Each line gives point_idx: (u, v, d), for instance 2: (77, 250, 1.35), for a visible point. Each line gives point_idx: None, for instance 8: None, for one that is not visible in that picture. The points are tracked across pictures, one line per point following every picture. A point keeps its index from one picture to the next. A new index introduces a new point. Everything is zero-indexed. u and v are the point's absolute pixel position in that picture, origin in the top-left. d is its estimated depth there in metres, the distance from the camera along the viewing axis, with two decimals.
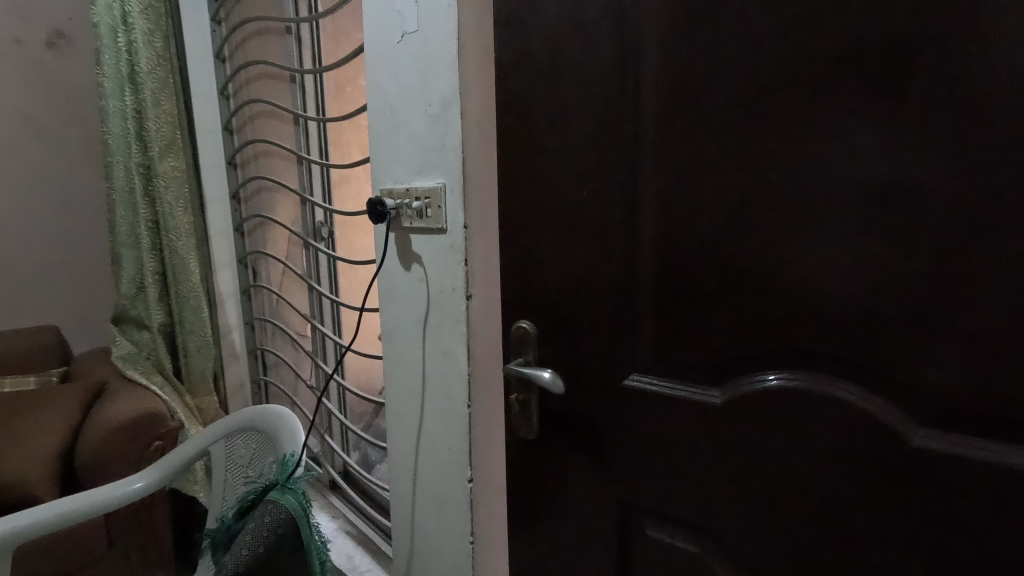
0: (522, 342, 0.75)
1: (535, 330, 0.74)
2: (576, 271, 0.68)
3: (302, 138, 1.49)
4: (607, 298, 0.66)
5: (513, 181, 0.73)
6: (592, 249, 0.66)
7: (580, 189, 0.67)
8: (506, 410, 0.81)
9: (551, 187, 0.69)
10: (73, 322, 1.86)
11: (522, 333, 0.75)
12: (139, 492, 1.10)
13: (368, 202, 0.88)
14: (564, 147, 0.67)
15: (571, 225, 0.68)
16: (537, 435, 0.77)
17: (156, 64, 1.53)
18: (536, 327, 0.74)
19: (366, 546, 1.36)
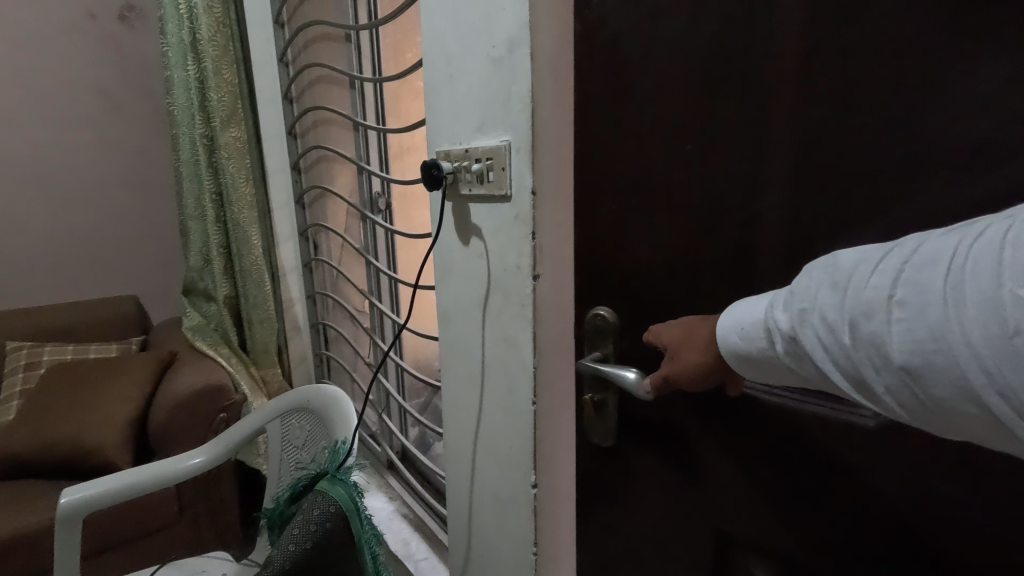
0: (598, 332, 0.60)
1: (616, 318, 0.58)
2: (669, 246, 0.52)
3: (359, 103, 1.40)
4: (712, 284, 0.50)
5: (585, 132, 0.58)
6: (692, 217, 0.50)
7: (676, 139, 0.50)
8: (577, 413, 0.67)
9: (635, 138, 0.54)
10: (151, 292, 1.93)
11: (600, 322, 0.59)
12: (196, 470, 1.06)
13: (422, 166, 0.77)
14: (656, 84, 0.51)
15: (664, 187, 0.52)
16: (614, 444, 0.63)
17: (216, 30, 1.49)
18: (617, 314, 0.58)
19: (422, 532, 1.31)
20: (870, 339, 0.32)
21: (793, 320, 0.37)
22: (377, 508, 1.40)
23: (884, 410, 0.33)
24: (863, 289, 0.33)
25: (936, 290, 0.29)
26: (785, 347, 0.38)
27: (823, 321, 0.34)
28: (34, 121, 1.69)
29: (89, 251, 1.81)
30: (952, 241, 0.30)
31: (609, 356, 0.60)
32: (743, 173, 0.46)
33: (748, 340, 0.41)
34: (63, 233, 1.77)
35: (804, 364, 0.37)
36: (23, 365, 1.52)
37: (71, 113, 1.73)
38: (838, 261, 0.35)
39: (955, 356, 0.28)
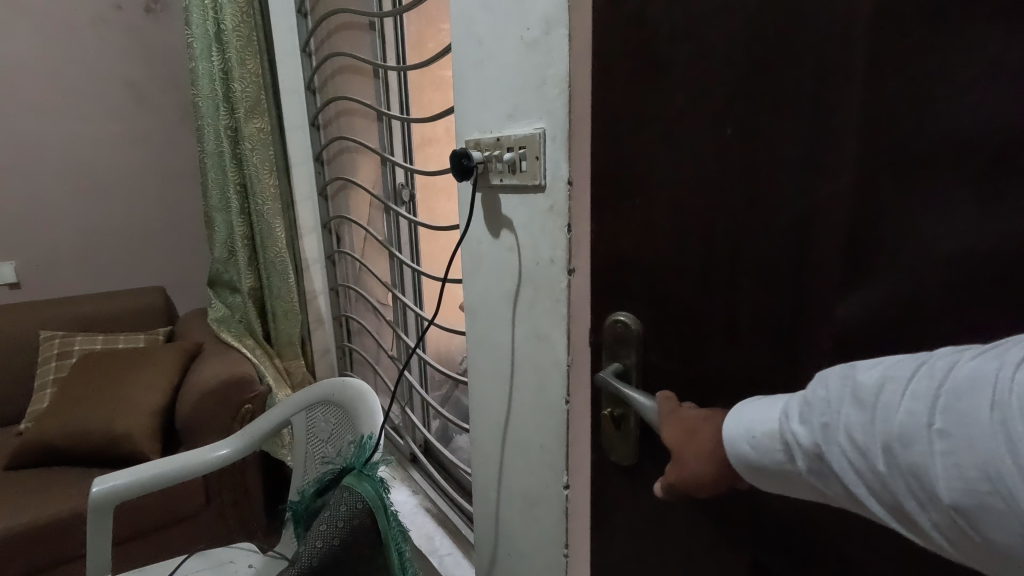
0: (619, 342, 0.55)
1: (636, 328, 0.53)
2: (700, 244, 0.47)
3: (383, 93, 1.38)
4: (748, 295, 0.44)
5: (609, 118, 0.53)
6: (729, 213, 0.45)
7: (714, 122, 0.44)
8: (596, 422, 0.63)
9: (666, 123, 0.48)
10: (177, 283, 1.96)
11: (621, 330, 0.55)
12: (224, 461, 1.06)
13: (452, 155, 0.74)
14: (690, 62, 0.45)
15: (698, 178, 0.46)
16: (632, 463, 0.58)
17: (240, 21, 1.49)
18: (639, 323, 0.53)
19: (446, 527, 1.30)
20: (910, 470, 0.27)
21: (812, 435, 0.32)
22: (400, 501, 1.40)
23: (925, 543, 0.29)
24: (894, 413, 0.28)
25: (987, 424, 0.25)
26: (809, 467, 0.33)
27: (851, 441, 0.30)
28: (64, 113, 1.70)
29: (116, 242, 1.83)
30: (992, 364, 0.26)
31: (631, 369, 0.54)
32: (793, 162, 0.40)
33: (758, 450, 0.36)
34: (91, 225, 1.78)
35: (831, 488, 0.32)
36: (55, 359, 1.55)
37: (98, 105, 1.74)
38: (857, 375, 0.31)
39: (1017, 503, 0.24)
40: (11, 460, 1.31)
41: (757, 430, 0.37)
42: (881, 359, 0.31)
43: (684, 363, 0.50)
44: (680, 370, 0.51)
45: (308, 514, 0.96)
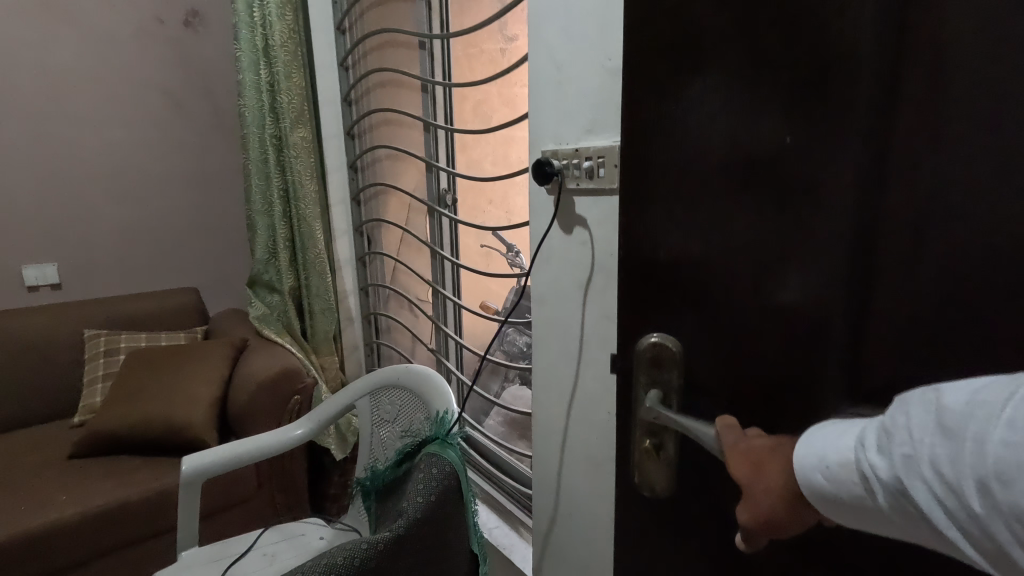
0: (660, 363, 0.46)
1: (680, 344, 0.45)
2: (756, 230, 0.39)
3: (430, 106, 1.50)
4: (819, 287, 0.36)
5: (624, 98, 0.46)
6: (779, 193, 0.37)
7: (766, 85, 0.37)
8: (625, 475, 0.51)
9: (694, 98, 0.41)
10: (209, 284, 2.03)
11: (661, 348, 0.46)
12: (299, 440, 1.18)
13: (534, 163, 0.87)
14: (729, 21, 0.38)
15: (731, 172, 0.39)
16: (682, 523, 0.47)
17: (287, 37, 1.59)
18: (682, 338, 0.45)
19: (490, 503, 1.41)
20: (1012, 509, 0.26)
21: (893, 467, 0.30)
22: None
23: None
24: (990, 444, 0.27)
25: None
26: (888, 499, 0.30)
27: (941, 474, 0.28)
28: (106, 120, 1.77)
29: (152, 245, 1.90)
30: None
31: (678, 395, 0.45)
32: (872, 128, 0.34)
33: (833, 482, 0.33)
34: (128, 228, 1.85)
35: (914, 522, 0.30)
36: (102, 357, 1.62)
37: (138, 112, 1.81)
38: (945, 397, 0.29)
39: None
40: (75, 449, 1.38)
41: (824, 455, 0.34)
42: (973, 380, 0.29)
43: (729, 374, 0.42)
44: (724, 381, 0.42)
45: (384, 484, 1.07)
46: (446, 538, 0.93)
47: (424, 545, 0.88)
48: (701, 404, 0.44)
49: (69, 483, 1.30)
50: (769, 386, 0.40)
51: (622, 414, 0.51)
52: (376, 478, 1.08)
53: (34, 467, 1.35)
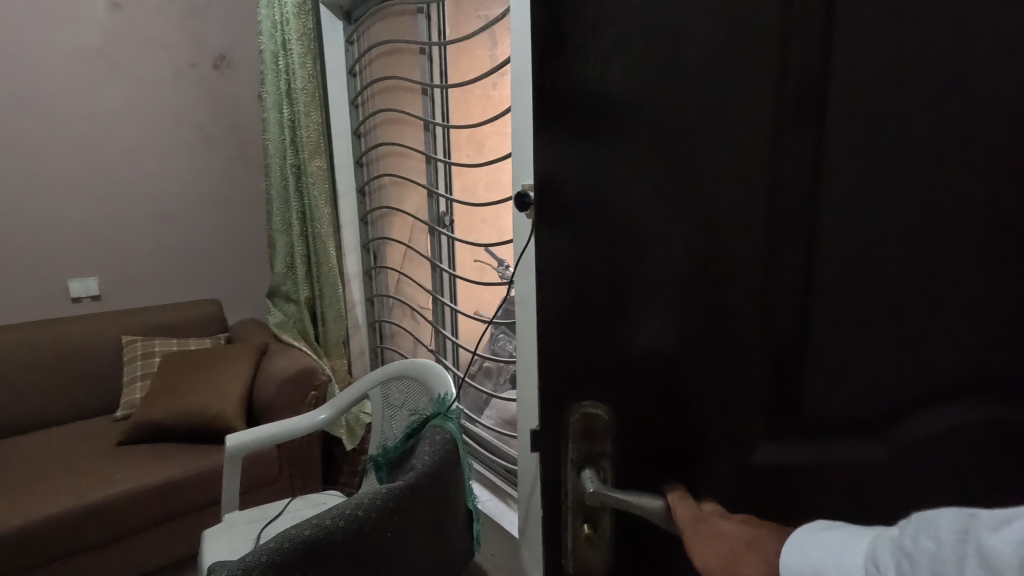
0: (590, 434, 0.47)
1: (609, 412, 0.47)
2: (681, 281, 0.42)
3: (431, 142, 1.77)
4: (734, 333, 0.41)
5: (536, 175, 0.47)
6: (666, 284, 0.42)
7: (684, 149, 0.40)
8: (557, 555, 0.51)
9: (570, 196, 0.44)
10: (231, 296, 2.26)
11: (591, 420, 0.47)
12: (324, 423, 1.42)
13: (516, 194, 1.12)
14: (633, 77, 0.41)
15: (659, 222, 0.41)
16: None
17: (308, 81, 1.84)
18: (609, 406, 0.46)
19: (485, 482, 1.63)
20: None
21: None
22: None
23: None
24: None
25: None
26: None
27: None
28: (145, 151, 2.01)
29: (181, 261, 2.13)
30: None
31: (611, 465, 0.47)
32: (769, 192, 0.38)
33: None
34: (161, 245, 2.08)
35: None
36: (140, 358, 1.83)
37: (172, 144, 2.06)
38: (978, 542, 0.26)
39: None
40: (123, 436, 1.59)
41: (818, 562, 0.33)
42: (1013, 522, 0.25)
43: (660, 439, 0.44)
44: (658, 444, 0.45)
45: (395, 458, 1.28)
46: (447, 498, 1.14)
47: (430, 502, 1.08)
48: (631, 473, 0.46)
49: (120, 463, 1.51)
50: (703, 445, 0.43)
51: (547, 494, 0.51)
52: (388, 453, 1.28)
53: (88, 453, 1.55)
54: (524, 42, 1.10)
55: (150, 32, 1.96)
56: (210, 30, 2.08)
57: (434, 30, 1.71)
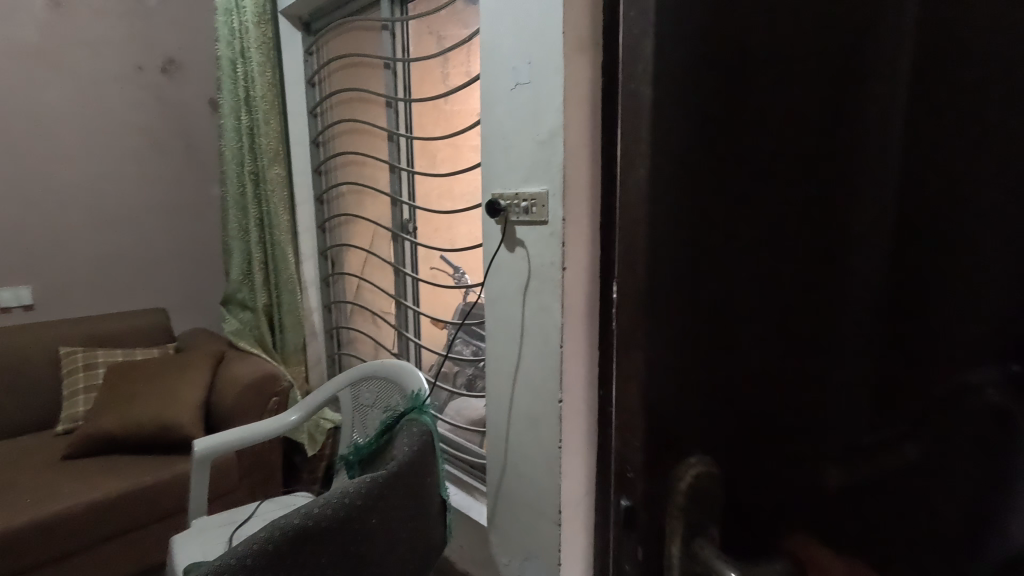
0: (696, 500, 0.39)
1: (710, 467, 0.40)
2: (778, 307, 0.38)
3: (395, 152, 1.83)
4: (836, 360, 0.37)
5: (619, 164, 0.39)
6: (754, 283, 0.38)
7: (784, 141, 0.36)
8: None
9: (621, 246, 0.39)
10: (177, 305, 2.19)
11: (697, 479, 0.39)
12: (295, 424, 1.46)
13: (487, 203, 1.25)
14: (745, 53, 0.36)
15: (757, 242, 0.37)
16: None
17: (267, 90, 1.86)
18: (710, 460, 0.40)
19: (457, 481, 1.68)
20: None
21: None
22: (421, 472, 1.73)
23: None
24: None
25: None
26: None
27: None
28: (86, 153, 1.93)
29: (125, 268, 2.05)
30: None
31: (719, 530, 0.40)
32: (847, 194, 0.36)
33: None
34: (102, 252, 1.99)
35: None
36: (82, 370, 1.74)
37: (117, 147, 1.99)
38: None
39: None
40: (69, 450, 1.53)
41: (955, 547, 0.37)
42: None
43: (762, 497, 0.39)
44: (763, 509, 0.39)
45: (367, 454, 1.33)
46: (427, 489, 1.18)
47: (412, 493, 1.12)
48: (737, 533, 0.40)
49: (69, 476, 1.45)
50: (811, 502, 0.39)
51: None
52: (361, 450, 1.32)
53: (30, 470, 1.47)
54: (495, 65, 1.21)
55: (95, 32, 1.90)
56: (160, 34, 2.04)
57: (399, 47, 1.76)
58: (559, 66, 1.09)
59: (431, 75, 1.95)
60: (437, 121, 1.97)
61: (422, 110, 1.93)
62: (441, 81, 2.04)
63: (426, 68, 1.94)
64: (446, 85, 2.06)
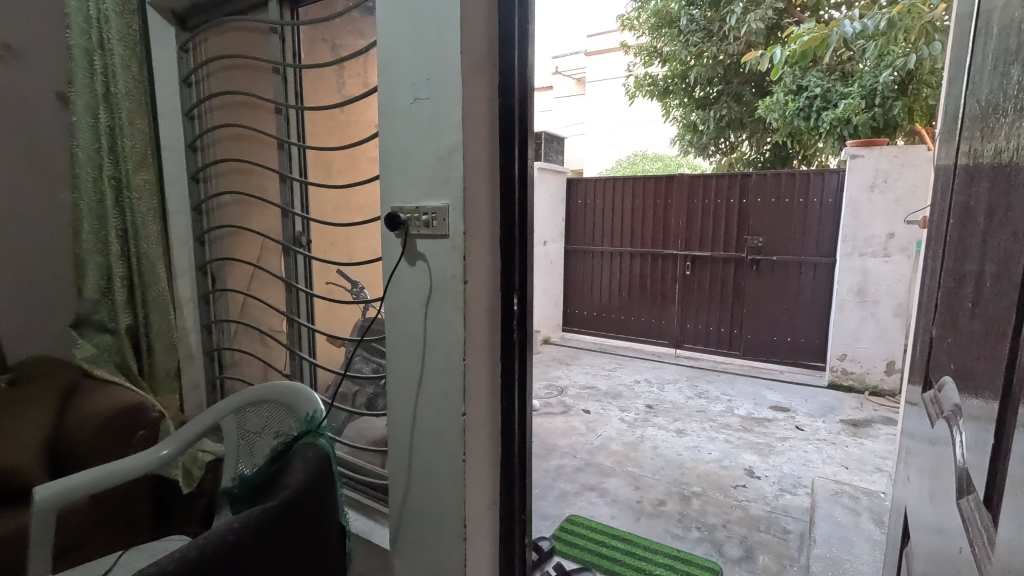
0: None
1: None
2: None
3: (286, 161, 1.68)
4: None
5: None
6: None
7: None
8: None
9: None
10: (10, 330, 1.86)
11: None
12: (167, 459, 1.31)
13: (387, 215, 1.22)
14: None
15: None
16: None
17: (132, 87, 1.66)
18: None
19: (359, 507, 1.59)
20: None
21: None
22: (358, 515, 1.56)
23: None
24: None
25: None
26: None
27: None
28: None
29: None
30: None
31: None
32: None
33: None
34: None
35: None
36: None
37: None
38: None
39: None
40: None
41: (958, 545, 0.40)
42: None
43: None
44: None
45: (245, 492, 1.20)
46: (326, 518, 1.10)
47: (309, 523, 1.04)
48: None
49: None
50: None
51: None
52: (247, 482, 1.19)
53: None
54: (393, 79, 1.20)
55: None
56: None
57: (289, 51, 1.66)
58: (458, 84, 1.11)
59: (326, 87, 1.98)
60: (331, 133, 1.98)
61: (316, 119, 1.91)
62: (337, 92, 2.03)
63: (320, 77, 1.93)
64: (342, 95, 2.07)
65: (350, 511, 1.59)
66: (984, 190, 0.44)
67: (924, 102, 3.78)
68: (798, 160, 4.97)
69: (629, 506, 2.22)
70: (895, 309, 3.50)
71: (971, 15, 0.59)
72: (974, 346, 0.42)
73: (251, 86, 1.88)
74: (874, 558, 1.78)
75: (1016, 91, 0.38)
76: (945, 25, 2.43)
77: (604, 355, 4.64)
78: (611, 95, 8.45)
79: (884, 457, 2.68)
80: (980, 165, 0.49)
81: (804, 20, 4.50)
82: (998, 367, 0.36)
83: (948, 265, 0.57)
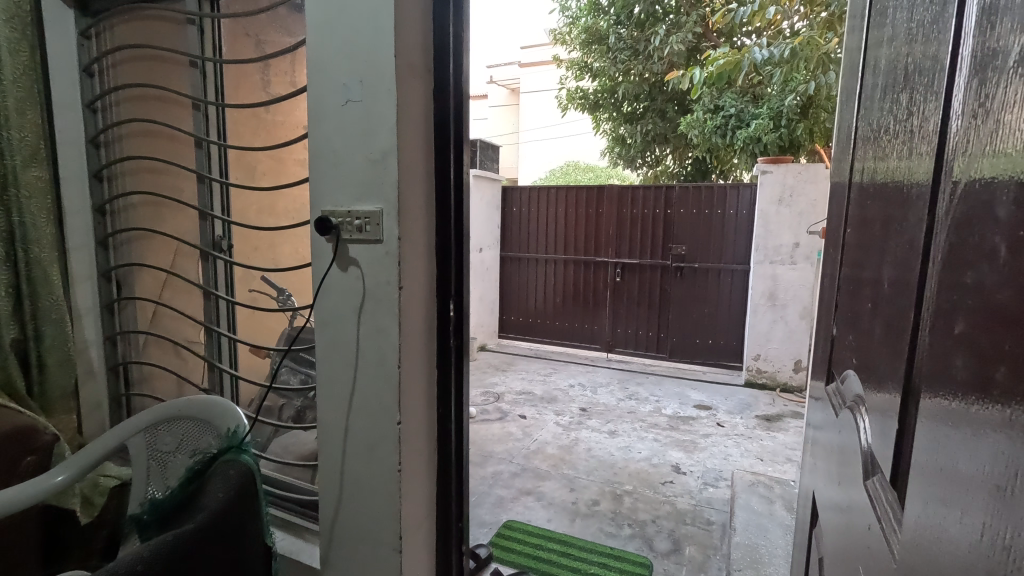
0: None
1: None
2: None
3: (203, 159, 1.57)
4: None
5: None
6: None
7: None
8: None
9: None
10: None
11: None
12: (62, 486, 1.19)
13: (318, 220, 1.18)
14: None
15: None
16: None
17: (21, 73, 1.48)
18: None
19: (286, 526, 1.51)
20: None
21: None
22: (284, 534, 1.48)
23: None
24: None
25: None
26: None
27: None
28: None
29: None
30: None
31: None
32: None
33: None
34: None
35: None
36: None
37: None
38: None
39: None
40: None
41: (867, 524, 0.44)
42: None
43: None
44: None
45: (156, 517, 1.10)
46: (249, 540, 1.04)
47: (230, 547, 0.97)
48: None
49: None
50: None
51: None
52: (159, 506, 1.10)
53: None
54: (323, 79, 1.17)
55: None
56: None
57: (207, 45, 1.56)
58: (392, 88, 1.10)
59: (250, 84, 1.89)
60: (254, 133, 1.88)
61: (238, 118, 1.81)
62: (261, 90, 1.94)
63: (242, 73, 1.83)
64: (267, 94, 1.97)
65: (275, 531, 1.50)
66: (880, 205, 0.50)
67: (822, 125, 4.14)
68: (717, 174, 5.32)
69: (564, 508, 2.26)
70: (801, 311, 3.83)
71: (859, 51, 0.67)
72: (879, 346, 0.46)
73: (163, 80, 1.76)
74: (786, 541, 1.92)
75: (903, 117, 0.44)
76: (838, 56, 2.70)
77: (540, 361, 4.71)
78: (544, 106, 8.66)
79: (793, 448, 2.92)
80: (870, 182, 0.55)
81: (719, 45, 4.85)
82: (898, 363, 0.40)
83: (846, 272, 0.63)
